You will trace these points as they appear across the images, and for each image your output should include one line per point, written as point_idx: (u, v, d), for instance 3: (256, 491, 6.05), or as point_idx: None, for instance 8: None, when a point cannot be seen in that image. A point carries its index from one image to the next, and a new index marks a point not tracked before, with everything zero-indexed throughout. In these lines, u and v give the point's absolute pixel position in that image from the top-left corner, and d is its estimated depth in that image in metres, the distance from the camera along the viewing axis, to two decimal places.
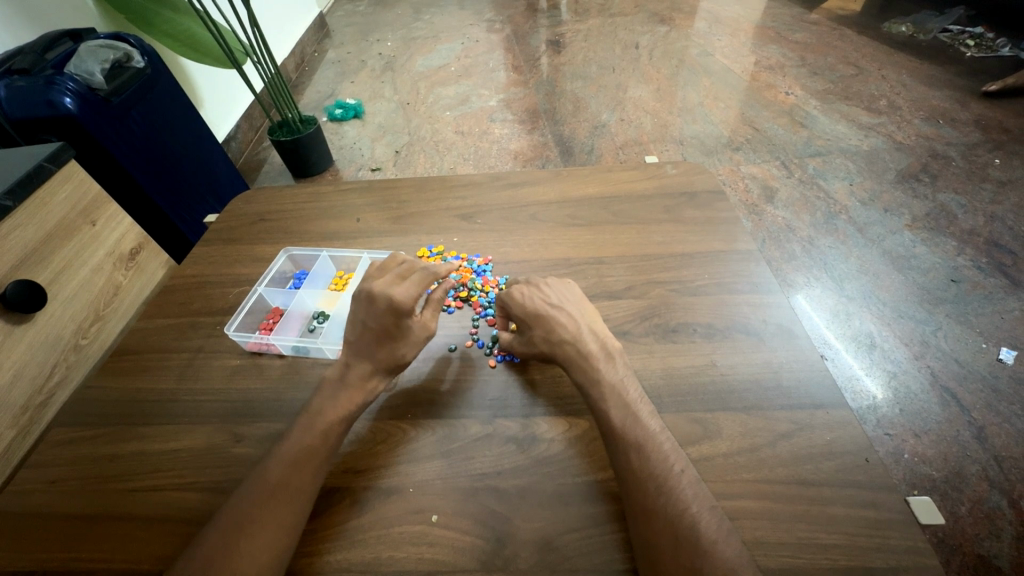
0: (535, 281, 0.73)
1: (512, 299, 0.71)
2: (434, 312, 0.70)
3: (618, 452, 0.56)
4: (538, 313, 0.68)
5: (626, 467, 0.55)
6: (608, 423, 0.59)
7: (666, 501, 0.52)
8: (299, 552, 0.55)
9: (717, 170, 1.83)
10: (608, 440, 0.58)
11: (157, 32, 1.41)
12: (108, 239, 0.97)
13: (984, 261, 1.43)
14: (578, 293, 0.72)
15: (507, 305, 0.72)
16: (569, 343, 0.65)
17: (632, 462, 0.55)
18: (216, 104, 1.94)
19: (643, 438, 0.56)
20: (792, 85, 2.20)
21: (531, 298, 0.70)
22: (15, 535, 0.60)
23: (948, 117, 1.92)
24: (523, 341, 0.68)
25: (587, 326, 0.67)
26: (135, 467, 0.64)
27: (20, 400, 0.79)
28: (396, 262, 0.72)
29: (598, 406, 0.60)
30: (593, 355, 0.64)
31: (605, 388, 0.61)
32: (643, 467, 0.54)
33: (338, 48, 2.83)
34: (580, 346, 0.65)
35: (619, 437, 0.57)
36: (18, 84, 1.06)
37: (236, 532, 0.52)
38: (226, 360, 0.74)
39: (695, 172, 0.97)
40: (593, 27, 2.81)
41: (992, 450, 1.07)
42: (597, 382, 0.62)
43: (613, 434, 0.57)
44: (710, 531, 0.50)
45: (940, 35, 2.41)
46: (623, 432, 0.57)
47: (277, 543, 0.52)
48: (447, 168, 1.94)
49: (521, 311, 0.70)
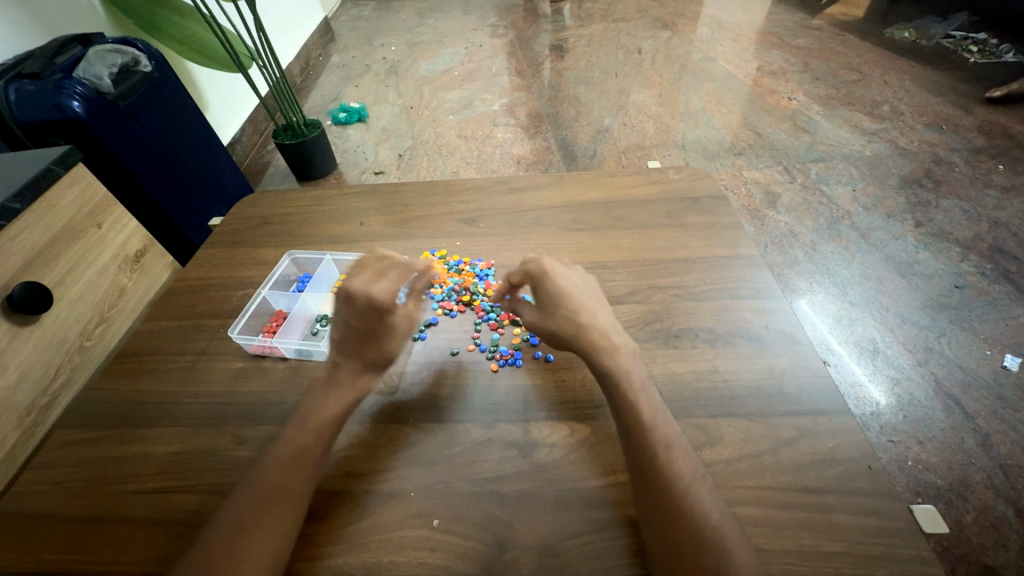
0: (567, 265, 0.72)
1: (545, 273, 0.69)
2: (417, 304, 0.68)
3: (642, 451, 0.55)
4: (570, 299, 0.66)
5: (650, 466, 0.54)
6: (630, 424, 0.57)
7: (679, 509, 0.52)
8: (296, 556, 0.55)
9: (719, 175, 1.83)
10: (630, 436, 0.56)
11: (163, 35, 1.42)
12: (113, 242, 0.98)
13: (988, 267, 1.42)
14: (595, 286, 0.71)
15: (536, 279, 0.69)
16: (599, 332, 0.63)
17: (659, 461, 0.54)
18: (222, 108, 1.96)
19: (668, 439, 0.56)
20: (795, 91, 2.21)
21: (563, 278, 0.69)
22: (18, 537, 0.60)
23: (951, 123, 1.92)
24: (543, 313, 0.67)
25: (611, 319, 0.66)
26: (137, 469, 0.64)
27: (24, 401, 0.80)
28: (374, 259, 0.71)
29: (626, 397, 0.58)
30: (621, 348, 0.62)
31: (633, 382, 0.60)
32: (663, 472, 0.54)
33: (343, 52, 2.85)
34: (608, 337, 0.63)
35: (648, 432, 0.56)
36: (28, 88, 1.08)
37: (240, 535, 0.52)
38: (229, 362, 0.75)
39: (698, 177, 0.97)
40: (596, 32, 2.83)
41: (997, 458, 1.06)
42: (626, 377, 0.60)
43: (640, 429, 0.56)
44: (715, 540, 0.50)
45: (943, 41, 2.41)
46: (652, 426, 0.56)
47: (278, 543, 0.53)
48: (450, 172, 1.95)
49: (550, 288, 0.67)
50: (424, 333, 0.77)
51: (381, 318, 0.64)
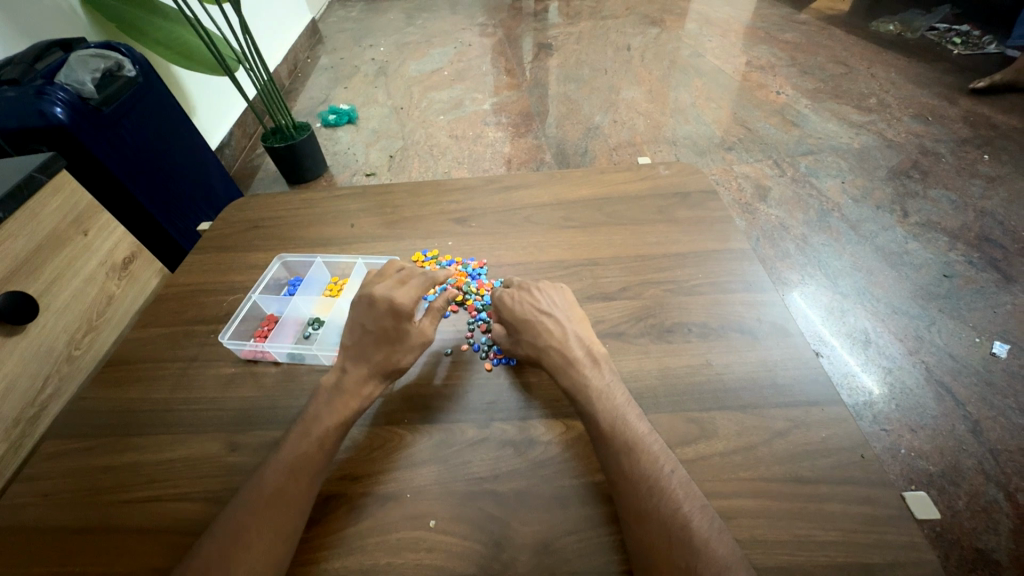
0: (528, 284, 0.74)
1: (501, 303, 0.72)
2: (432, 320, 0.71)
3: (607, 454, 0.56)
4: (527, 320, 0.69)
5: (617, 469, 0.55)
6: (593, 431, 0.59)
7: (649, 507, 0.52)
8: (296, 560, 0.55)
9: (710, 170, 1.84)
10: (598, 444, 0.58)
11: (148, 39, 1.40)
12: (100, 249, 0.97)
13: (975, 256, 1.44)
14: (568, 297, 0.73)
15: (499, 304, 0.72)
16: (556, 350, 0.66)
17: (622, 464, 0.55)
18: (209, 111, 1.94)
19: (631, 440, 0.56)
20: (783, 85, 2.22)
21: (518, 301, 0.71)
22: (9, 551, 0.59)
23: (937, 114, 1.94)
24: (512, 343, 0.69)
25: (575, 332, 0.68)
26: (130, 478, 0.63)
27: (12, 413, 0.79)
28: (394, 269, 0.73)
29: (587, 409, 0.60)
30: (579, 361, 0.64)
31: (592, 392, 0.61)
32: (629, 471, 0.54)
33: (331, 54, 2.84)
34: (566, 353, 0.65)
35: (607, 440, 0.57)
36: (8, 95, 1.06)
37: (230, 535, 0.52)
38: (220, 368, 0.74)
39: (689, 172, 0.97)
40: (585, 29, 2.83)
41: (988, 443, 1.08)
42: (584, 389, 0.62)
43: (604, 437, 0.57)
44: (690, 535, 0.50)
45: (927, 33, 2.44)
46: (612, 434, 0.57)
47: (277, 546, 0.52)
48: (442, 172, 1.95)
49: (510, 314, 0.70)
50: None
51: (397, 321, 0.66)
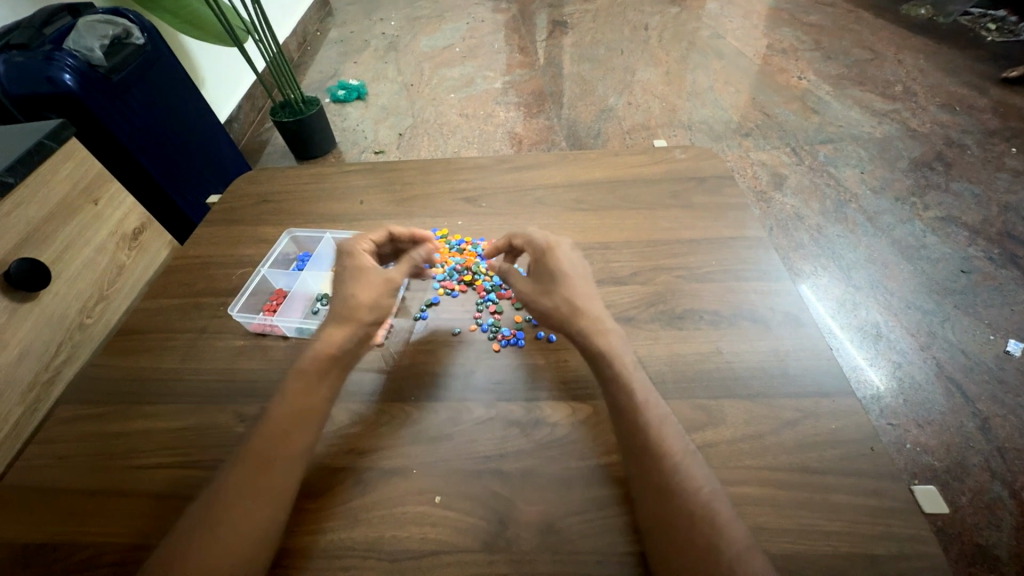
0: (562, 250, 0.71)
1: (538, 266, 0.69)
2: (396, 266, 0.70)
3: (631, 429, 0.56)
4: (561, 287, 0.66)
5: (640, 442, 0.55)
6: (618, 404, 0.58)
7: (672, 483, 0.52)
8: (301, 528, 0.56)
9: (726, 155, 1.79)
10: (619, 421, 0.57)
11: (156, 7, 1.38)
12: (111, 218, 0.97)
13: (996, 252, 1.41)
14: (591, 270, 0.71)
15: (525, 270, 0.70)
16: (591, 319, 0.63)
17: (649, 439, 0.54)
18: (217, 83, 1.92)
19: (659, 418, 0.56)
20: (805, 69, 2.15)
21: (558, 260, 0.69)
22: (25, 509, 0.61)
23: (965, 103, 1.87)
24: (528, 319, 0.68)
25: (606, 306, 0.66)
26: (139, 444, 0.64)
27: (27, 377, 0.80)
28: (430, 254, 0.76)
29: (615, 382, 0.59)
30: (612, 333, 0.63)
31: (623, 364, 0.60)
32: (650, 448, 0.54)
33: (341, 27, 2.77)
34: (600, 324, 0.63)
35: (636, 415, 0.56)
36: (17, 61, 1.04)
37: (224, 504, 0.52)
38: (230, 340, 0.75)
39: (706, 156, 0.94)
40: (602, 7, 2.73)
41: (995, 441, 1.07)
42: (615, 360, 0.60)
43: (632, 411, 0.57)
44: (712, 514, 0.50)
45: (961, 18, 2.33)
46: (643, 409, 0.56)
47: (255, 528, 0.51)
48: (451, 152, 1.92)
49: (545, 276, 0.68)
50: (426, 312, 0.76)
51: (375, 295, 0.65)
